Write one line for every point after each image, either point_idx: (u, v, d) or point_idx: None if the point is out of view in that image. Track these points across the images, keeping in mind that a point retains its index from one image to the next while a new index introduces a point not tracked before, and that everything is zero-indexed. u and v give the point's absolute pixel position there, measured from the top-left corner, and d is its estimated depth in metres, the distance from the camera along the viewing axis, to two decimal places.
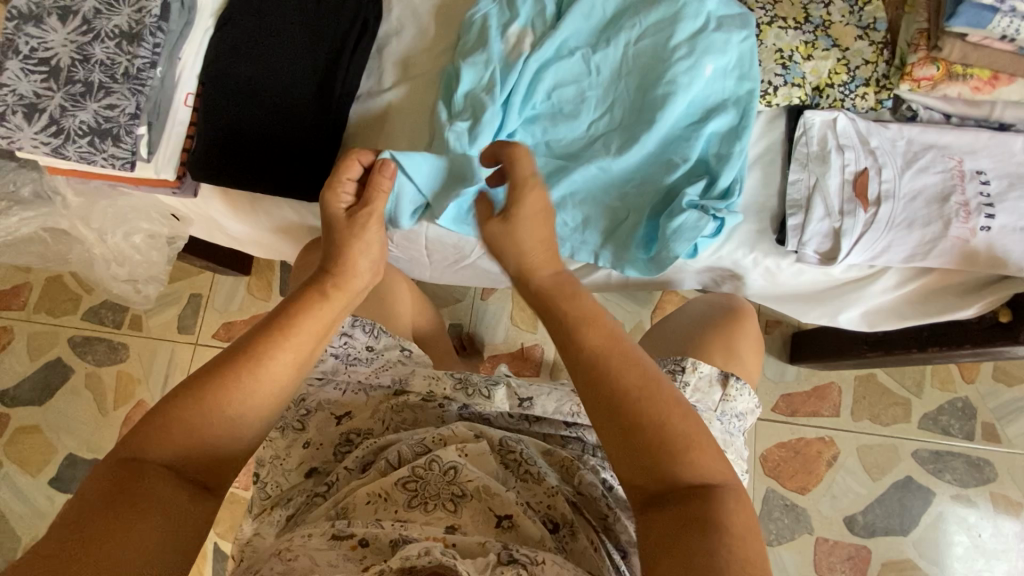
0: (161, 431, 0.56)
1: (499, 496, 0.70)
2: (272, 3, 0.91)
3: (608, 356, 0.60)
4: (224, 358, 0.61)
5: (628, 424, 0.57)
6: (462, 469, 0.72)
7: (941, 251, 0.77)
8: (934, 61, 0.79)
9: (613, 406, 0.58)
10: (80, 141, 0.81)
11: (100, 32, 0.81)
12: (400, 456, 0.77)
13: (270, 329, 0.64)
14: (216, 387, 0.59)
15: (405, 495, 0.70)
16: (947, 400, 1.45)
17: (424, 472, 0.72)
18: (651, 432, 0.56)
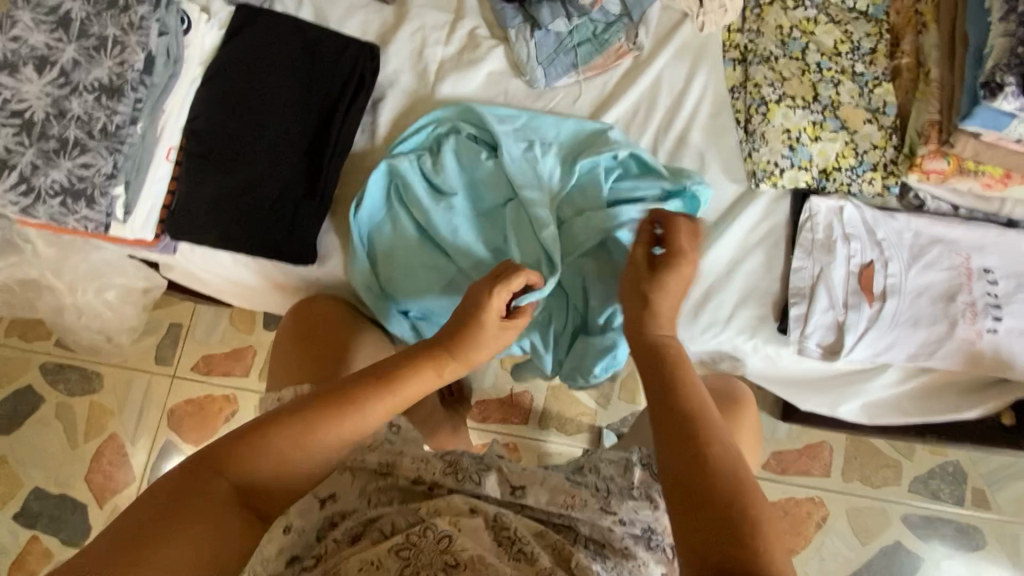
0: (262, 449, 0.61)
1: (493, 567, 0.68)
2: (262, 56, 0.88)
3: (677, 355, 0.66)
4: (327, 393, 0.66)
5: (698, 461, 0.56)
6: (456, 538, 0.71)
7: (946, 352, 0.75)
8: (946, 155, 0.77)
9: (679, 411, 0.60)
10: (51, 201, 0.75)
11: (78, 85, 0.77)
12: (392, 526, 0.76)
13: (339, 397, 0.65)
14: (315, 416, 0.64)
15: (396, 562, 0.69)
16: (938, 464, 1.44)
17: (417, 539, 0.71)
18: (722, 485, 0.54)
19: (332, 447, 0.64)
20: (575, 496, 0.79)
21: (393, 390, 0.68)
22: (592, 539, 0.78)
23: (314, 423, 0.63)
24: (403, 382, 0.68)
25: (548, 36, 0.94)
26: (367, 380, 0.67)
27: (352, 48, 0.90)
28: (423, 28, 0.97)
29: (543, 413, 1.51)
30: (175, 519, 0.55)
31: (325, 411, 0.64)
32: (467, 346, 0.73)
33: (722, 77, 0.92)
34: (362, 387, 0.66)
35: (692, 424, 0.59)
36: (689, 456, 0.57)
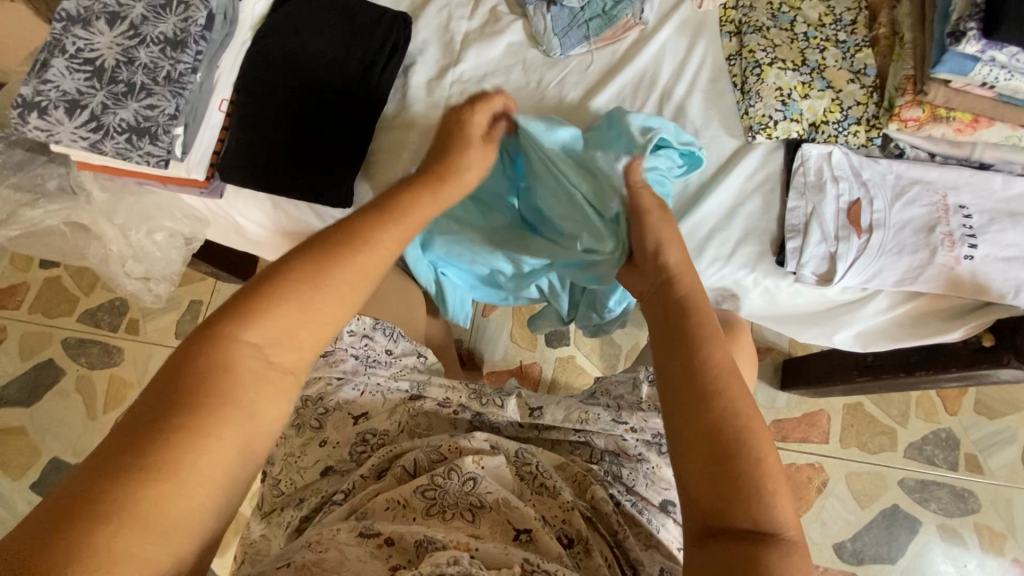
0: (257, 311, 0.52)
1: (519, 510, 0.71)
2: (307, 21, 0.97)
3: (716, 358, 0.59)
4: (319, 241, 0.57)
5: (718, 437, 0.55)
6: (481, 481, 0.74)
7: (929, 277, 0.83)
8: (921, 104, 0.86)
9: (710, 425, 0.55)
10: (118, 137, 0.83)
11: (146, 37, 0.86)
12: (416, 464, 0.78)
13: (338, 241, 0.57)
14: (316, 264, 0.55)
15: (423, 502, 0.72)
16: (931, 431, 1.50)
17: (443, 481, 0.74)
18: (733, 454, 0.54)
19: (345, 296, 0.56)
20: (590, 412, 0.85)
21: (394, 217, 0.62)
22: (607, 450, 0.86)
23: (310, 278, 0.55)
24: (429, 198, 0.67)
25: (563, 11, 1.04)
26: (394, 200, 0.65)
27: (387, 17, 1.01)
28: (449, 5, 1.08)
29: (552, 384, 1.57)
30: (182, 403, 0.47)
31: (324, 255, 0.56)
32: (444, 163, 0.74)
33: (720, 48, 1.03)
34: (355, 229, 0.59)
35: (712, 403, 0.56)
36: (716, 436, 0.55)
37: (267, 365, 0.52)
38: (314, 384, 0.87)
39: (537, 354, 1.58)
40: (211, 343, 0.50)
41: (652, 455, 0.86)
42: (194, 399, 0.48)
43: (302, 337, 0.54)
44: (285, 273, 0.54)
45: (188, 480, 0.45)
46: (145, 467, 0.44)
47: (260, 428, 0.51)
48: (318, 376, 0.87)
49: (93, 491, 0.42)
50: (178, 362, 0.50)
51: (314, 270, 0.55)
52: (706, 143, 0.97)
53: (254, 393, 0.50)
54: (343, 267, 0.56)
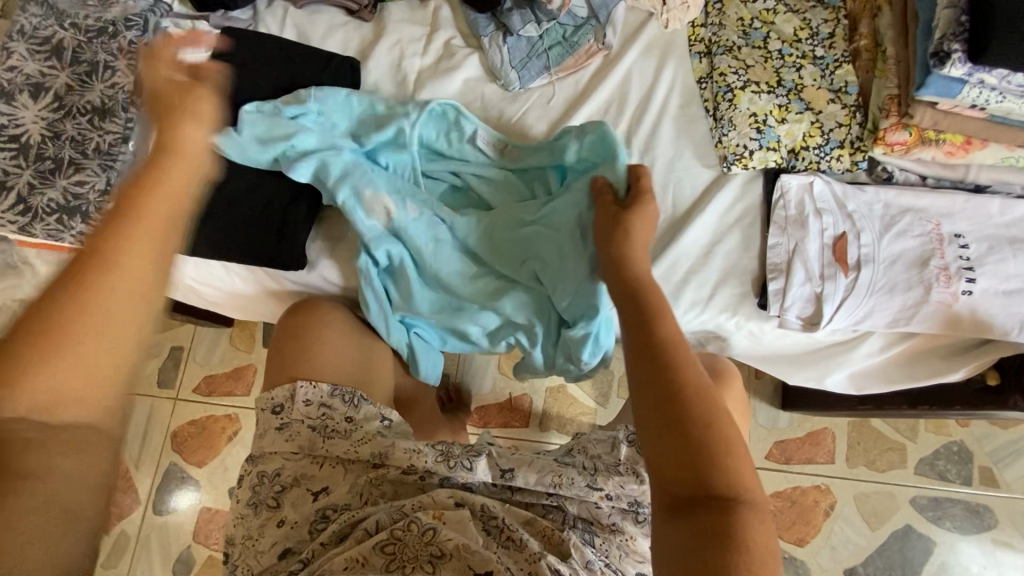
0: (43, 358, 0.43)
1: (478, 553, 0.69)
2: (249, 70, 0.92)
3: (675, 348, 0.64)
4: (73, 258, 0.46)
5: (680, 419, 0.59)
6: (441, 530, 0.71)
7: (925, 316, 0.77)
8: (906, 127, 0.79)
9: (666, 400, 0.61)
10: (48, 219, 0.79)
11: (72, 108, 0.81)
12: (377, 525, 0.75)
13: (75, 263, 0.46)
14: (71, 296, 0.44)
15: (382, 559, 0.69)
16: (943, 445, 1.43)
17: (402, 534, 0.71)
18: (692, 421, 0.59)
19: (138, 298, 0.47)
20: (562, 475, 0.81)
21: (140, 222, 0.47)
22: (580, 516, 0.81)
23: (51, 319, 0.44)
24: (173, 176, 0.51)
25: (520, 41, 0.98)
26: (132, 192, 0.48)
27: (335, 61, 0.95)
28: (401, 41, 1.01)
29: (544, 415, 1.51)
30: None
31: (68, 286, 0.45)
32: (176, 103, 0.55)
33: (690, 69, 0.96)
34: (103, 239, 0.46)
35: (674, 383, 0.61)
36: (675, 425, 0.59)
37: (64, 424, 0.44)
38: (272, 461, 0.85)
39: (527, 386, 1.53)
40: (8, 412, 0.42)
41: (627, 525, 0.80)
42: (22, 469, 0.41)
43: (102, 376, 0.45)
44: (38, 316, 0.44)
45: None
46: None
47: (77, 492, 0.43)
48: (276, 452, 0.85)
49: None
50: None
51: (73, 313, 0.44)
52: (679, 177, 0.90)
53: (78, 459, 0.44)
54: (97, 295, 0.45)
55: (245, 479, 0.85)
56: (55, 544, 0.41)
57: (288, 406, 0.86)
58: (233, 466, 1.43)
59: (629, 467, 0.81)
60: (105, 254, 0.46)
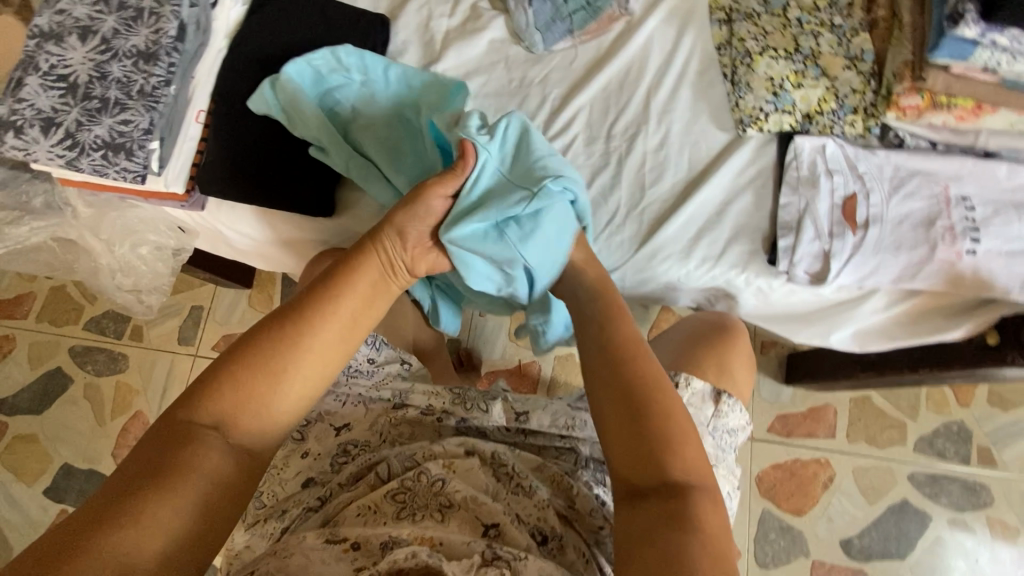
0: (212, 395, 0.59)
1: (487, 505, 0.70)
2: (284, 22, 0.95)
3: (628, 350, 0.63)
4: (274, 322, 0.63)
5: (636, 418, 0.59)
6: (450, 482, 0.73)
7: (929, 273, 0.80)
8: (920, 91, 0.82)
9: (626, 399, 0.60)
10: (94, 154, 0.83)
11: (118, 51, 0.85)
12: (389, 470, 0.77)
13: (285, 330, 0.62)
14: (276, 350, 0.61)
15: (393, 506, 0.71)
16: (943, 424, 1.46)
17: (412, 483, 0.73)
18: (646, 417, 0.59)
19: (311, 367, 0.62)
20: (575, 418, 0.85)
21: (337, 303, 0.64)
22: (593, 458, 0.83)
23: (268, 366, 0.60)
24: (365, 270, 0.67)
25: (545, 4, 1.00)
26: (333, 281, 0.66)
27: (366, 20, 0.98)
28: (429, 2, 1.04)
29: (552, 382, 1.56)
30: (136, 490, 0.53)
31: (273, 348, 0.61)
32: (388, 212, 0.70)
33: (710, 36, 0.98)
34: (309, 313, 0.63)
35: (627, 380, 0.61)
36: (630, 411, 0.59)
37: (233, 440, 0.59)
38: None
39: (537, 353, 1.57)
40: (181, 423, 0.58)
41: None
42: (184, 464, 0.56)
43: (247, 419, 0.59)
44: (247, 352, 0.61)
45: (156, 533, 0.52)
46: (125, 519, 0.51)
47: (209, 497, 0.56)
48: None
49: (94, 527, 0.51)
50: (165, 424, 0.58)
51: (261, 367, 0.60)
52: (695, 139, 0.93)
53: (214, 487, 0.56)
54: (300, 348, 0.62)
55: None
56: (174, 538, 0.53)
57: None
58: None
59: None
60: (277, 332, 0.62)
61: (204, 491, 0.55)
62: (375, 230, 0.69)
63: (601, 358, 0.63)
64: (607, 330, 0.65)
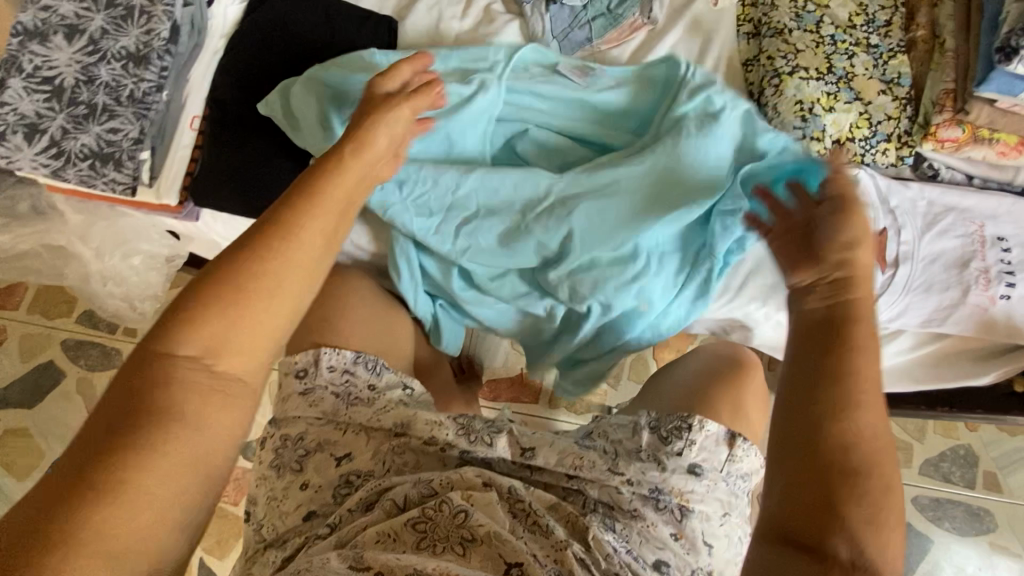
0: (183, 325, 0.48)
1: (510, 543, 0.67)
2: (283, 24, 0.89)
3: (862, 397, 0.45)
4: (247, 235, 0.52)
5: (830, 478, 0.42)
6: (473, 513, 0.71)
7: (959, 318, 0.76)
8: (960, 124, 0.78)
9: (831, 461, 0.43)
10: (80, 164, 0.78)
11: (106, 53, 0.79)
12: (406, 498, 0.75)
13: (257, 243, 0.52)
14: (246, 267, 0.50)
15: (413, 535, 0.70)
16: (950, 447, 1.44)
17: (434, 513, 0.71)
18: (848, 475, 0.42)
19: (295, 289, 0.52)
20: (583, 456, 0.81)
21: (315, 209, 0.55)
22: (601, 500, 0.79)
23: (246, 289, 0.50)
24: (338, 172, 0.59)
25: (563, 10, 0.95)
26: (301, 189, 0.56)
27: (371, 22, 0.91)
28: (440, 4, 0.98)
29: (554, 392, 1.52)
30: (119, 454, 0.44)
31: (249, 267, 0.50)
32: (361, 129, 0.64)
33: (735, 51, 0.93)
34: (283, 226, 0.53)
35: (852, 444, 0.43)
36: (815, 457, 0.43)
37: (212, 376, 0.49)
38: (294, 424, 0.85)
39: None
40: (158, 361, 0.48)
41: (648, 512, 0.76)
42: (165, 409, 0.46)
43: (231, 348, 0.49)
44: (215, 277, 0.50)
45: (137, 507, 0.43)
46: (102, 488, 0.43)
47: (210, 448, 0.47)
48: (297, 416, 0.85)
49: (58, 516, 0.42)
50: (125, 368, 0.48)
51: (231, 285, 0.50)
52: None
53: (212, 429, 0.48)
54: (282, 264, 0.51)
55: (268, 441, 0.86)
56: (175, 493, 0.45)
57: (313, 371, 0.86)
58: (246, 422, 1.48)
59: (649, 454, 0.80)
60: (248, 251, 0.51)
61: (201, 440, 0.47)
62: (334, 148, 0.62)
63: (824, 386, 0.45)
64: (859, 352, 0.46)
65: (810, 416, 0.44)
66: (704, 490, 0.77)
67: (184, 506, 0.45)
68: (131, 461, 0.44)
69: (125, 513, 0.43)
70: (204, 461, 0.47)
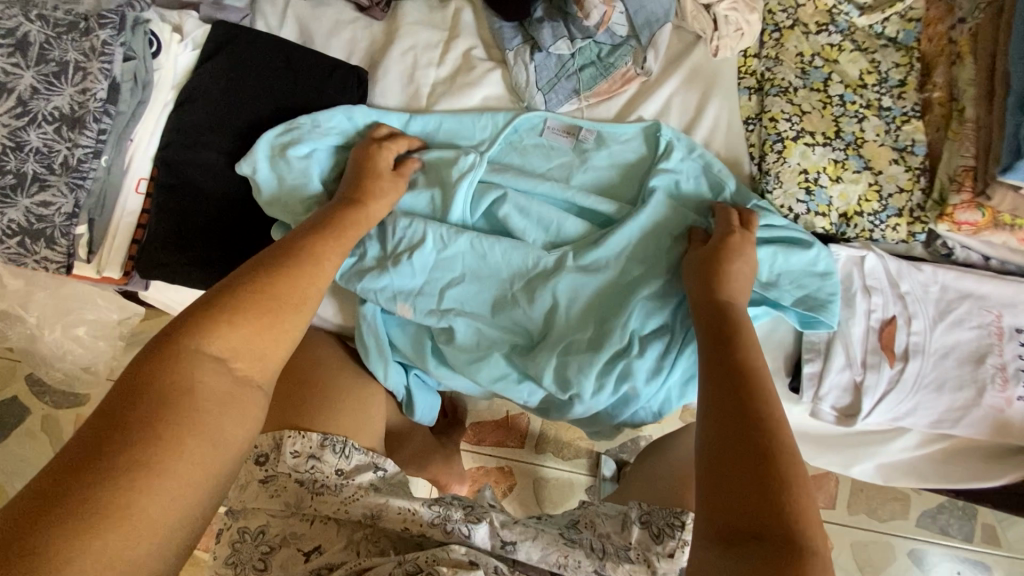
0: (214, 319, 0.53)
1: None
2: (239, 77, 0.80)
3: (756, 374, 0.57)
4: (280, 253, 0.62)
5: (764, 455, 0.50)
6: None
7: (973, 420, 0.70)
8: (980, 207, 0.70)
9: (745, 429, 0.52)
10: (9, 241, 0.71)
11: (37, 115, 0.71)
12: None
13: (279, 263, 0.60)
14: (276, 279, 0.59)
15: None
16: (948, 498, 1.39)
17: None
18: (771, 446, 0.51)
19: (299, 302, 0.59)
20: (569, 554, 0.75)
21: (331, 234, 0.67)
22: None
23: (274, 299, 0.57)
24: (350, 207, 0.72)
25: (549, 58, 0.86)
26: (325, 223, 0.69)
27: (340, 72, 0.83)
28: (415, 48, 0.90)
29: (540, 436, 1.46)
30: (132, 428, 0.45)
31: (275, 278, 0.59)
32: (365, 192, 0.75)
33: (737, 106, 0.85)
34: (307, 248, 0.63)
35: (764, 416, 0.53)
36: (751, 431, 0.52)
37: (233, 378, 0.52)
38: (255, 516, 0.79)
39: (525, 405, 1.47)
40: (187, 350, 0.51)
41: None
42: (177, 391, 0.48)
43: (263, 346, 0.55)
44: (236, 290, 0.56)
45: (158, 509, 0.44)
46: (105, 511, 0.42)
47: (214, 458, 0.49)
48: (260, 507, 0.79)
49: (80, 519, 0.41)
50: (145, 360, 0.50)
51: (256, 296, 0.57)
52: None
53: (227, 426, 0.50)
54: (294, 279, 0.60)
55: (226, 533, 0.80)
56: (186, 493, 0.46)
57: (274, 457, 0.80)
58: None
59: (640, 554, 0.76)
60: (269, 268, 0.60)
61: (217, 428, 0.49)
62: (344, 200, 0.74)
63: (734, 371, 0.57)
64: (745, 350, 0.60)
65: (735, 413, 0.54)
66: None
67: (189, 494, 0.46)
68: (152, 447, 0.45)
69: (146, 492, 0.44)
70: (217, 467, 0.49)
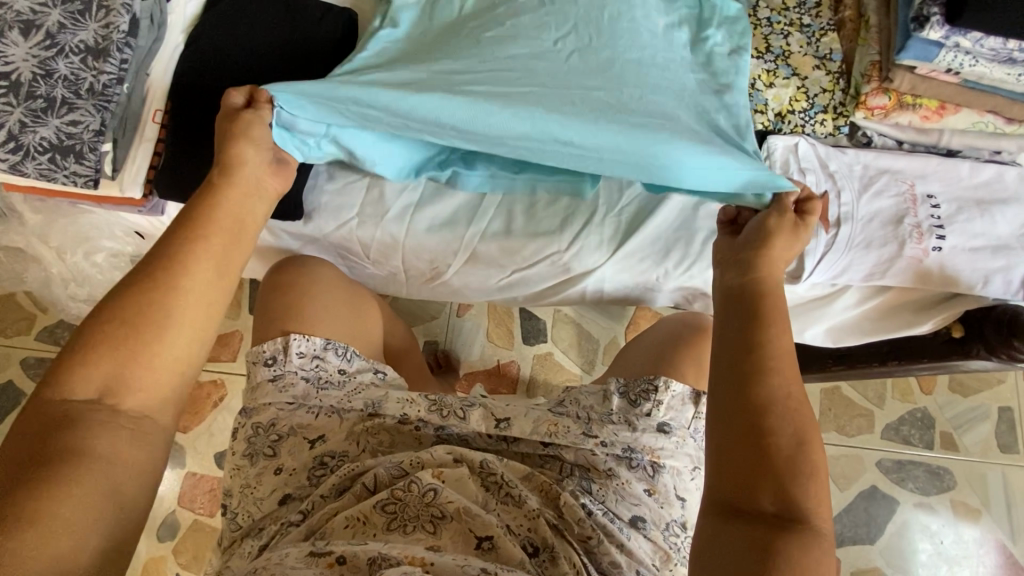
0: (96, 356, 0.54)
1: (480, 518, 0.67)
2: (245, 19, 0.89)
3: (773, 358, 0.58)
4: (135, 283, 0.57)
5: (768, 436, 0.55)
6: (441, 492, 0.70)
7: (898, 269, 0.81)
8: (887, 91, 0.85)
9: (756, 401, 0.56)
10: (40, 158, 0.79)
11: (64, 47, 0.79)
12: (376, 480, 0.74)
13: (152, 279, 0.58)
14: (150, 304, 0.56)
15: (383, 517, 0.68)
16: (908, 411, 1.51)
17: (403, 494, 0.70)
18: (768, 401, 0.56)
19: (192, 315, 0.58)
20: (557, 423, 0.80)
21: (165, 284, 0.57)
22: (578, 463, 0.79)
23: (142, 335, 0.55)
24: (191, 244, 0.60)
25: None
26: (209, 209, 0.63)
27: (333, 14, 0.93)
28: None
29: (530, 381, 1.53)
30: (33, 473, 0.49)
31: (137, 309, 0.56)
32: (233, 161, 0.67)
33: None
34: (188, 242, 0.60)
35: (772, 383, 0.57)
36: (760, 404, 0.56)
37: (116, 409, 0.54)
38: (265, 411, 0.82)
39: (515, 353, 1.55)
40: (48, 406, 0.52)
41: (622, 470, 0.78)
42: (64, 427, 0.51)
43: (167, 340, 0.56)
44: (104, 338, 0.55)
45: (58, 531, 0.47)
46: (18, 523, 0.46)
47: (125, 473, 0.52)
48: (268, 403, 0.82)
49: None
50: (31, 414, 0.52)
51: (129, 321, 0.55)
52: None
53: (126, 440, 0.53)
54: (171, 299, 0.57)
55: (240, 430, 0.83)
56: (101, 513, 0.50)
57: (282, 358, 0.83)
58: (219, 428, 1.35)
59: (621, 416, 0.82)
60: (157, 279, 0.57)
61: (112, 449, 0.52)
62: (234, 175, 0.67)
63: (750, 347, 0.58)
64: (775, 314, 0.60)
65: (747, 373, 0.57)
66: (673, 446, 0.80)
67: (112, 502, 0.51)
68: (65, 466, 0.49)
69: (58, 509, 0.48)
70: (124, 485, 0.52)
